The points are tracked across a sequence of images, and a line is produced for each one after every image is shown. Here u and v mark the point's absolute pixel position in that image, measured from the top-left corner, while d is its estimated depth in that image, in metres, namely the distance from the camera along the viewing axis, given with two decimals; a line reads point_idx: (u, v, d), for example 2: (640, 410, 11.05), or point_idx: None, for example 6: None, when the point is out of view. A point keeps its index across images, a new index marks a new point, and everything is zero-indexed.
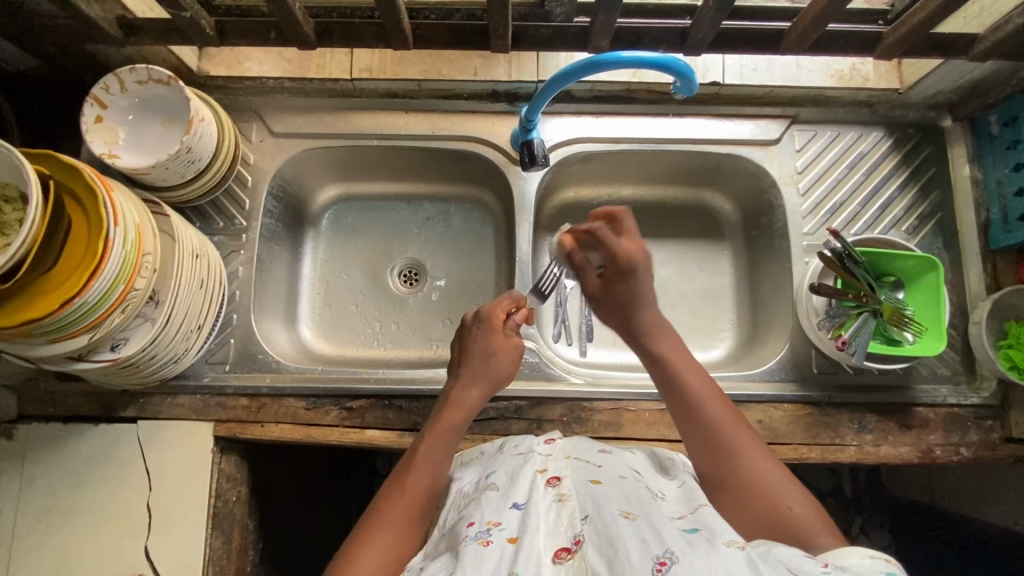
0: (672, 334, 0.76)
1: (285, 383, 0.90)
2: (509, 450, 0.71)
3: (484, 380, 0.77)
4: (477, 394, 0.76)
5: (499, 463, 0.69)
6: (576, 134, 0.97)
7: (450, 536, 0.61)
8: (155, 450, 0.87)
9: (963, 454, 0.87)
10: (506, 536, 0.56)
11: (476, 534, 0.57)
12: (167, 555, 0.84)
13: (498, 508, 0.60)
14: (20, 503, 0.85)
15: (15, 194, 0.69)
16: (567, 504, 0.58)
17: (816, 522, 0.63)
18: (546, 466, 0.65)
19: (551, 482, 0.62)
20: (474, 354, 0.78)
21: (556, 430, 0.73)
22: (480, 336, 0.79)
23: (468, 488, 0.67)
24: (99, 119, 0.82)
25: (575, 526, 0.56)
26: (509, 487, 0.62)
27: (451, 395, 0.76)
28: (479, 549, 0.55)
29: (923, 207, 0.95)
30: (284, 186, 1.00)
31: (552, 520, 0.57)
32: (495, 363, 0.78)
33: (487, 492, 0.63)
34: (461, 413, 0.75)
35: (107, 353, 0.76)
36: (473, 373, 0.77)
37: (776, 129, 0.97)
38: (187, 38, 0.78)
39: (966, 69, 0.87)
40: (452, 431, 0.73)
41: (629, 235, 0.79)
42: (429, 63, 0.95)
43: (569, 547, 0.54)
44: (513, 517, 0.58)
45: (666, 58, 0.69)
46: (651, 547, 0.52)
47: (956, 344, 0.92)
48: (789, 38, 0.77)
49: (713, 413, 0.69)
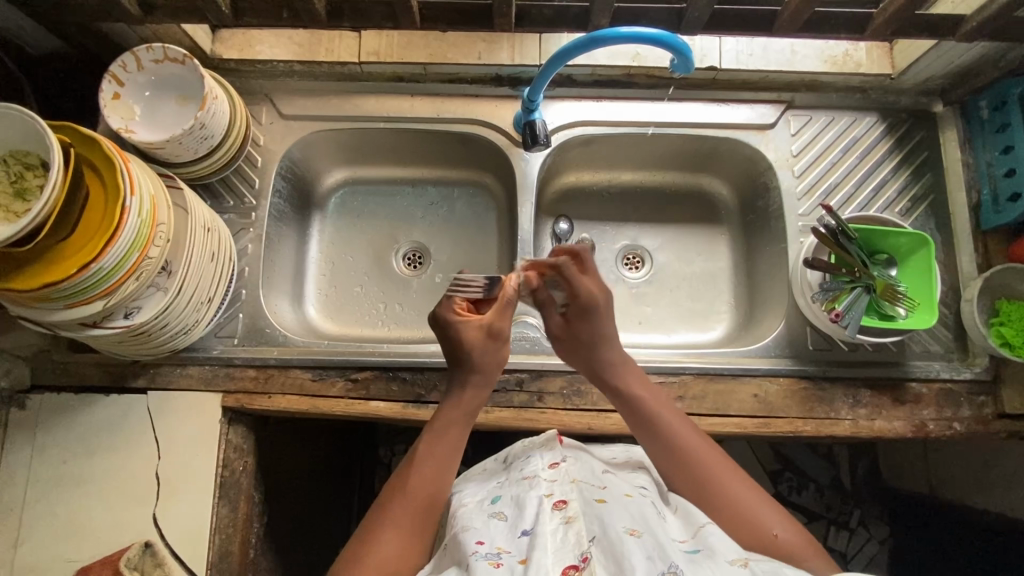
0: (636, 370, 0.78)
1: (292, 355, 0.92)
2: (514, 475, 0.71)
3: (475, 379, 0.76)
4: (472, 394, 0.76)
5: (504, 489, 0.69)
6: (577, 117, 1.00)
7: (453, 549, 0.63)
8: (164, 420, 0.89)
9: (956, 429, 0.89)
10: (515, 559, 0.57)
11: (486, 555, 0.58)
12: (175, 523, 0.86)
13: (509, 537, 0.61)
14: (31, 471, 0.87)
15: (38, 163, 0.72)
16: (574, 525, 0.59)
17: (804, 546, 0.64)
18: (552, 491, 0.65)
19: (557, 506, 0.62)
20: (458, 356, 0.77)
21: (559, 452, 0.73)
22: (451, 341, 0.77)
23: (470, 509, 0.68)
24: (116, 96, 0.85)
25: (583, 544, 0.57)
26: (517, 515, 0.63)
27: (447, 397, 0.76)
28: (490, 568, 0.56)
29: (914, 190, 0.98)
30: (293, 168, 1.03)
31: (558, 539, 0.58)
32: (483, 362, 0.76)
33: (493, 520, 0.64)
34: (462, 411, 0.75)
35: (120, 320, 0.78)
36: (462, 378, 0.76)
37: (772, 113, 1.00)
38: (204, 17, 0.81)
39: (956, 53, 0.89)
40: (455, 428, 0.74)
41: (592, 274, 0.79)
42: (435, 47, 0.98)
43: (576, 564, 0.55)
44: (522, 543, 0.59)
45: (664, 34, 0.72)
46: (656, 563, 0.54)
47: (949, 322, 0.93)
48: (781, 19, 0.79)
49: (681, 437, 0.71)
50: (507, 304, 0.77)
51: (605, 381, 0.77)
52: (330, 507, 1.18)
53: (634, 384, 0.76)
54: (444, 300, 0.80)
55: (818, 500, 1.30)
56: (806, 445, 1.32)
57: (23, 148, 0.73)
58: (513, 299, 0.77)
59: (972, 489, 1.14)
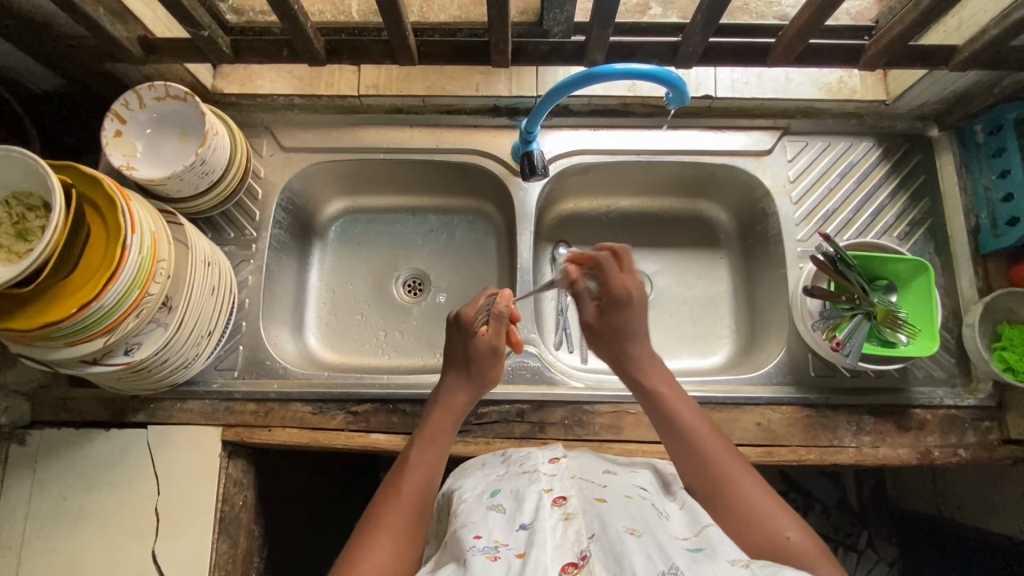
0: (663, 369, 0.79)
1: (292, 388, 0.92)
2: (514, 468, 0.71)
3: (470, 383, 0.80)
4: (464, 396, 0.80)
5: (504, 482, 0.69)
6: (574, 146, 1.00)
7: (451, 547, 0.62)
8: (165, 454, 0.89)
9: (961, 456, 0.88)
10: (513, 553, 0.56)
11: (483, 548, 0.57)
12: (175, 559, 0.85)
13: (507, 529, 0.60)
14: (31, 507, 0.87)
15: (40, 203, 0.73)
16: (573, 522, 0.58)
17: (812, 550, 0.63)
18: (551, 486, 0.65)
19: (557, 502, 0.62)
20: (459, 360, 0.81)
21: (560, 448, 0.74)
22: (462, 339, 0.81)
23: (470, 503, 0.67)
24: (118, 133, 0.86)
25: (583, 542, 0.56)
26: (516, 509, 0.62)
27: (438, 400, 0.80)
28: (487, 563, 0.55)
29: (913, 214, 0.98)
30: (293, 199, 1.04)
31: (557, 537, 0.57)
32: (478, 369, 0.80)
33: (492, 512, 0.63)
34: (449, 415, 0.78)
35: (121, 357, 0.78)
36: (461, 377, 0.81)
37: (769, 140, 1.00)
38: (205, 57, 0.82)
39: (950, 80, 0.90)
40: (444, 431, 0.77)
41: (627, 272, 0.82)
42: (433, 80, 0.99)
43: (575, 561, 0.54)
44: (520, 537, 0.58)
45: (658, 69, 0.73)
46: (656, 562, 0.53)
47: (951, 346, 0.93)
48: (775, 51, 0.80)
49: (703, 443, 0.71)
50: (501, 321, 0.80)
51: (630, 373, 0.79)
52: (334, 535, 1.17)
53: (664, 385, 0.77)
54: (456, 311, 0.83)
55: (825, 522, 1.28)
56: (811, 467, 1.31)
57: (26, 189, 0.73)
58: (504, 316, 0.80)
59: (981, 511, 1.13)
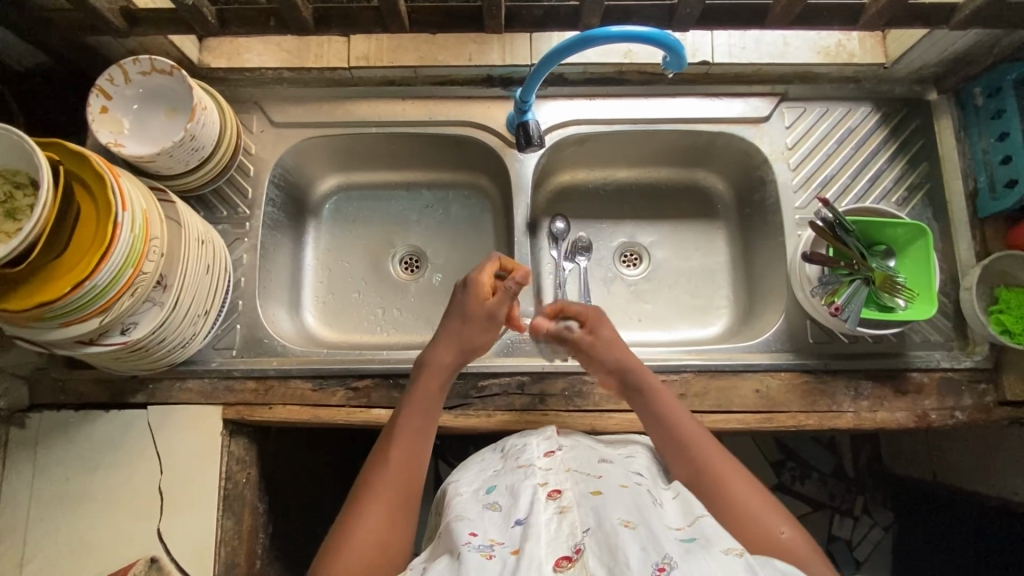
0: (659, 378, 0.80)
1: (291, 365, 0.92)
2: (510, 462, 0.73)
3: (455, 342, 0.79)
4: (449, 359, 0.79)
5: (499, 478, 0.71)
6: (569, 116, 0.99)
7: (445, 540, 0.63)
8: (166, 434, 0.89)
9: (958, 418, 0.89)
10: (508, 551, 0.57)
11: (478, 546, 0.59)
12: (180, 537, 0.85)
13: (502, 528, 0.62)
14: (34, 489, 0.87)
15: (27, 181, 0.72)
16: (568, 515, 0.60)
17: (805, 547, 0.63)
18: (546, 480, 0.67)
19: (552, 495, 0.63)
20: (453, 319, 0.81)
21: (556, 441, 0.75)
22: (465, 297, 0.81)
23: (466, 499, 0.70)
24: (104, 110, 0.84)
25: (577, 535, 0.57)
26: (512, 506, 0.64)
27: (424, 361, 0.79)
28: (482, 560, 0.56)
29: (911, 178, 0.97)
30: (286, 176, 1.02)
31: (552, 530, 0.58)
32: (469, 332, 0.80)
33: (488, 511, 0.65)
34: (436, 378, 0.78)
35: (118, 337, 0.78)
36: (446, 336, 0.80)
37: (766, 106, 0.99)
38: (190, 28, 0.80)
39: (950, 41, 0.88)
40: (430, 396, 0.77)
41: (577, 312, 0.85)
42: (425, 49, 0.97)
43: (569, 555, 0.55)
44: (515, 534, 0.59)
45: (656, 32, 0.72)
46: (651, 554, 0.53)
47: (948, 310, 0.93)
48: (774, 11, 0.78)
49: (698, 447, 0.72)
50: (508, 295, 0.81)
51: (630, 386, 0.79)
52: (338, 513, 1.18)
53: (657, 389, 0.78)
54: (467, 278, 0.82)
55: (822, 489, 1.30)
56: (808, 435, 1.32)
57: (12, 166, 0.72)
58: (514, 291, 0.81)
59: (976, 473, 1.14)
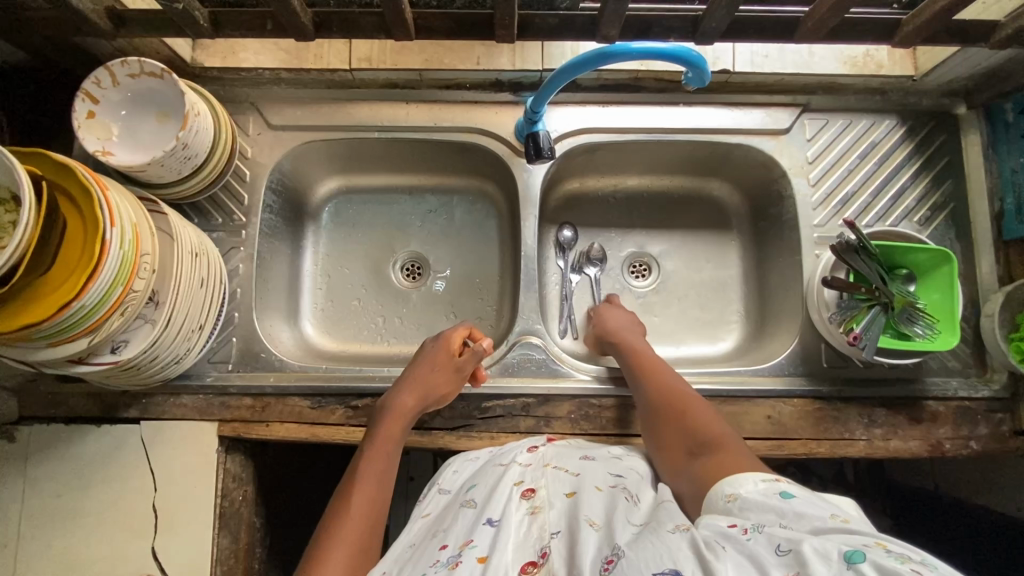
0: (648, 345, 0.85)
1: (289, 382, 0.89)
2: (493, 460, 0.75)
3: (416, 385, 0.80)
4: (411, 403, 0.79)
5: (481, 476, 0.72)
6: (581, 124, 0.95)
7: (424, 545, 0.64)
8: (158, 449, 0.86)
9: (972, 448, 0.87)
10: (475, 554, 0.58)
11: (448, 559, 0.59)
12: (174, 556, 0.84)
13: (472, 527, 0.62)
14: (24, 505, 0.84)
15: (8, 196, 0.67)
16: (538, 516, 0.61)
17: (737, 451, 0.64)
18: (522, 479, 0.68)
19: (526, 494, 0.65)
20: (416, 366, 0.83)
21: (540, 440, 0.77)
22: (431, 350, 0.84)
23: (450, 501, 0.71)
24: (91, 115, 0.79)
25: (545, 538, 0.58)
26: (485, 504, 0.65)
27: (385, 405, 0.79)
28: (449, 571, 0.57)
29: (935, 197, 0.93)
30: (283, 180, 0.98)
31: (521, 533, 0.60)
32: (433, 381, 0.81)
33: (464, 508, 0.66)
34: (400, 422, 0.78)
35: (108, 356, 0.74)
36: (404, 381, 0.81)
37: (786, 118, 0.95)
38: (181, 31, 0.75)
39: (983, 56, 0.84)
40: (392, 439, 0.76)
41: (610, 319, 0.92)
42: (431, 52, 0.92)
43: (535, 560, 0.56)
44: (486, 534, 0.60)
45: (679, 48, 0.67)
46: (602, 548, 0.53)
47: (967, 336, 0.91)
48: (805, 26, 0.74)
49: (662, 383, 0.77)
50: (475, 354, 0.83)
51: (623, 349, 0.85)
52: None
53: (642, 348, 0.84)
54: (442, 333, 0.87)
55: None
56: None
57: None
58: (480, 353, 0.84)
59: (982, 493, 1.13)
